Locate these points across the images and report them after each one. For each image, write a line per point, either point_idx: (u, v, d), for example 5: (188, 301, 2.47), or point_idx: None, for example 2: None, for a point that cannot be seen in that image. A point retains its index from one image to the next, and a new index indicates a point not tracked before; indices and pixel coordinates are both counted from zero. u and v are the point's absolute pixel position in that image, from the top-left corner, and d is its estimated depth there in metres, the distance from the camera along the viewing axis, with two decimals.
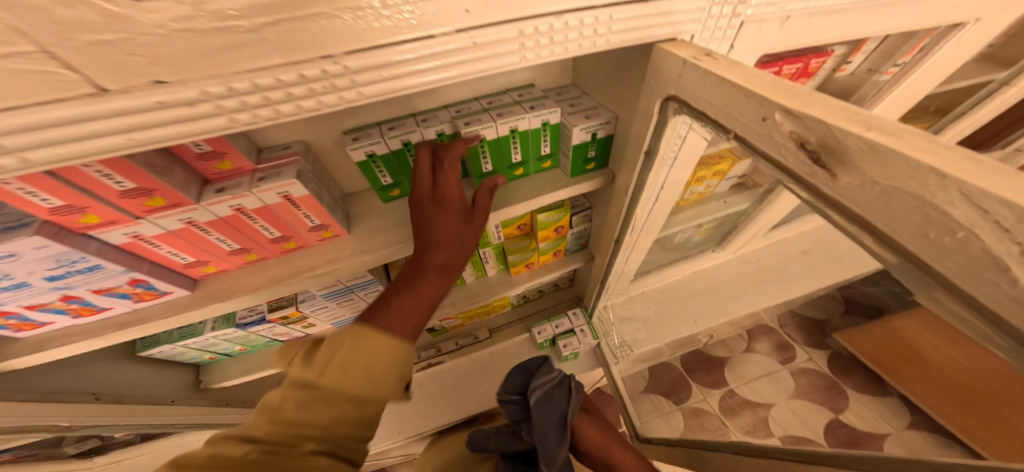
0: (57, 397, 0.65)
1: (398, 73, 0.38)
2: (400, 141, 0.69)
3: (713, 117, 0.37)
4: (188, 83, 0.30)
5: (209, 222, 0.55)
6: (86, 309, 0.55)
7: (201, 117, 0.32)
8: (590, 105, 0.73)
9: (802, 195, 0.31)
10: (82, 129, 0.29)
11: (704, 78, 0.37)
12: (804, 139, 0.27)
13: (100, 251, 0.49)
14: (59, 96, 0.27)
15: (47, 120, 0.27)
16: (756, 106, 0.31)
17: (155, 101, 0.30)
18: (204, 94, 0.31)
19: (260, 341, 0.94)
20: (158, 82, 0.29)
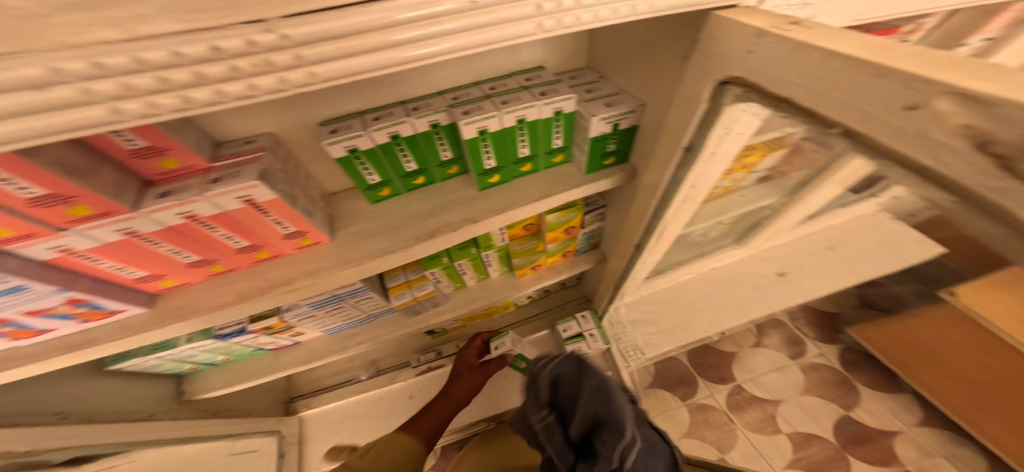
0: (14, 421, 0.58)
1: (366, 48, 0.28)
2: (387, 133, 0.60)
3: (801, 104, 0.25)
4: (26, 57, 0.19)
5: (156, 232, 0.46)
6: (23, 331, 0.47)
7: (64, 106, 0.21)
8: (610, 91, 0.61)
9: (955, 217, 0.21)
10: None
11: (796, 56, 0.24)
12: (988, 137, 0.14)
13: (22, 268, 0.40)
14: None
15: None
16: (888, 91, 0.18)
17: None
18: (60, 74, 0.20)
19: (244, 350, 0.87)
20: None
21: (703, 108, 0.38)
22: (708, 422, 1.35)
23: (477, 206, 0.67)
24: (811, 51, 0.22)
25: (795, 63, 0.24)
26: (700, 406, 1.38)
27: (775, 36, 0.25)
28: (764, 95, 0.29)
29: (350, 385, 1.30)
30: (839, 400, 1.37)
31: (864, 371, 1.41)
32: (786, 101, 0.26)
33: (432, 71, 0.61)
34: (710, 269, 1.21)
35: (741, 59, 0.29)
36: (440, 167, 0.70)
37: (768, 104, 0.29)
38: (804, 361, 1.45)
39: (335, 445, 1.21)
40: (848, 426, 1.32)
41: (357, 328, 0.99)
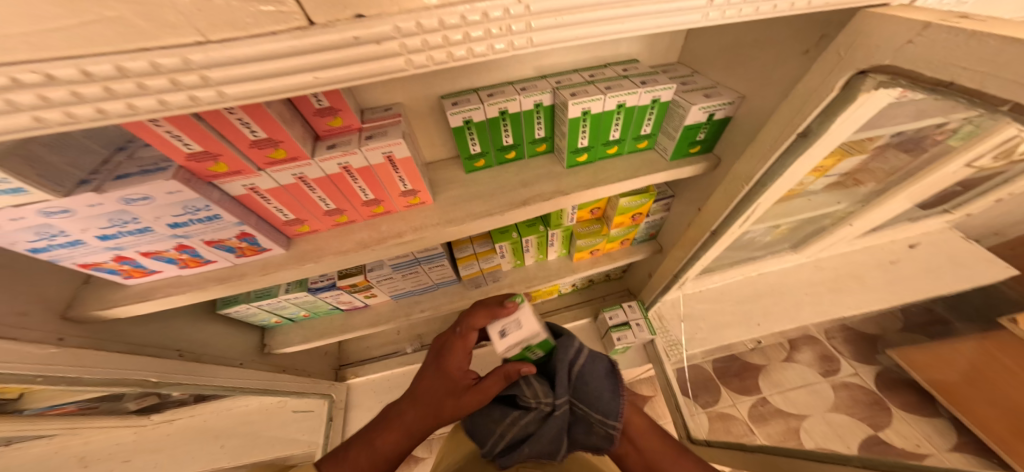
0: (145, 351, 0.61)
1: (572, 21, 0.34)
2: (498, 109, 0.65)
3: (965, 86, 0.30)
4: (385, 18, 0.28)
5: (317, 180, 0.53)
6: (192, 261, 0.54)
7: (381, 57, 0.30)
8: (706, 83, 0.66)
9: None
10: (286, 63, 0.27)
11: (969, 44, 0.29)
12: None
13: (221, 201, 0.47)
14: (273, 28, 0.25)
15: (261, 54, 0.26)
16: None
17: (352, 37, 0.28)
18: (396, 31, 0.29)
19: (324, 308, 0.92)
20: (358, 16, 0.27)
21: (833, 95, 0.42)
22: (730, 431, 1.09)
23: (567, 181, 0.73)
24: (990, 38, 0.27)
25: (963, 50, 0.29)
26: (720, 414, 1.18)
27: (946, 26, 0.30)
28: (916, 80, 0.34)
29: (395, 357, 1.35)
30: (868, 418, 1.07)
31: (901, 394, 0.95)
32: (947, 83, 0.31)
33: (542, 56, 0.68)
34: (758, 273, 1.28)
35: (896, 49, 0.34)
36: (532, 144, 0.76)
37: (918, 89, 0.35)
38: (839, 381, 1.16)
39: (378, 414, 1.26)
40: None
41: (420, 296, 1.05)
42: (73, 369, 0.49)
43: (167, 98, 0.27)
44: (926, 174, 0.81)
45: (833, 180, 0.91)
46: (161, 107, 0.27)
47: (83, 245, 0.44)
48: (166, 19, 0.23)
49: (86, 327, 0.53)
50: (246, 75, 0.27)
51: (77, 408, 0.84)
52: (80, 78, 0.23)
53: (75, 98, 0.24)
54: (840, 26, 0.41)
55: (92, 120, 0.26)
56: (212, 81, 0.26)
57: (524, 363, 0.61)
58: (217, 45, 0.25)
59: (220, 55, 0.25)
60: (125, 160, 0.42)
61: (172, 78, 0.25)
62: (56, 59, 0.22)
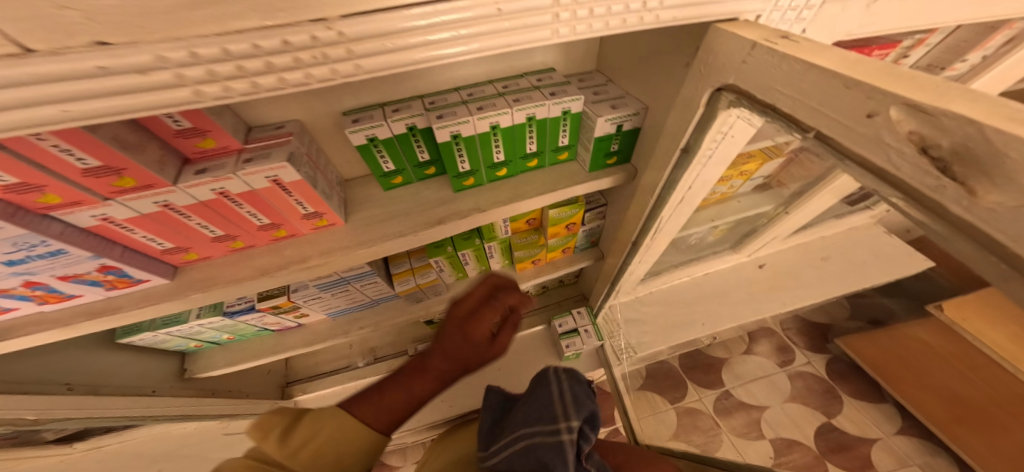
0: (23, 389, 0.57)
1: (406, 44, 0.32)
2: (405, 124, 0.63)
3: (786, 111, 0.29)
4: (139, 46, 0.24)
5: (188, 206, 0.49)
6: (52, 296, 0.49)
7: (156, 89, 0.26)
8: (616, 93, 0.65)
9: (916, 217, 0.23)
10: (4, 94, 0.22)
11: (782, 66, 0.28)
12: (930, 143, 0.19)
13: (64, 233, 0.43)
14: None
15: None
16: (855, 102, 0.23)
17: (93, 66, 0.23)
18: (160, 59, 0.25)
19: (250, 330, 0.88)
20: (100, 41, 0.23)
21: (700, 112, 0.42)
22: None
23: (485, 198, 0.72)
24: (797, 63, 0.27)
25: (780, 73, 0.29)
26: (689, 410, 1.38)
27: (767, 47, 0.29)
28: (753, 101, 0.33)
29: (346, 372, 1.31)
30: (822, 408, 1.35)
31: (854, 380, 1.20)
32: (771, 107, 0.31)
33: (449, 69, 0.66)
34: (704, 274, 1.29)
35: (737, 67, 0.34)
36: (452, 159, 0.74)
37: (757, 112, 0.34)
38: (792, 369, 1.44)
39: None
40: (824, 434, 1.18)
41: (359, 313, 1.01)
42: None
43: None
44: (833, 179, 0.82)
45: (759, 182, 0.92)
46: None
47: None
48: None
49: None
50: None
51: None
52: None
53: None
54: (700, 40, 0.40)
55: None
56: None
57: (525, 302, 0.46)
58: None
59: None
60: None
61: None
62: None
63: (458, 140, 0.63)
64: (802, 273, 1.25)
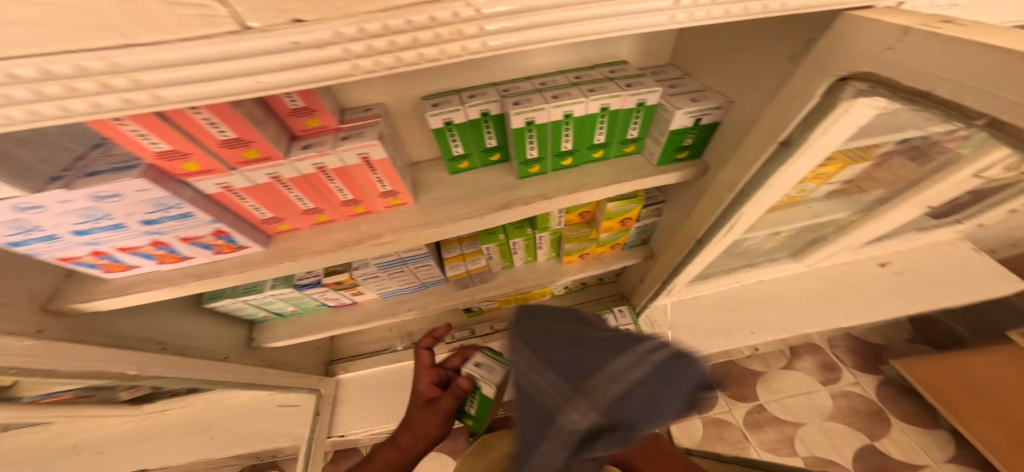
0: (125, 344, 0.62)
1: (530, 23, 0.32)
2: (479, 110, 0.64)
3: (944, 95, 0.27)
4: (325, 23, 0.28)
5: (292, 179, 0.53)
6: (170, 257, 0.54)
7: (329, 61, 0.30)
8: (696, 86, 0.63)
9: None
10: (216, 67, 0.26)
11: (949, 51, 0.26)
12: None
13: (193, 199, 0.47)
14: (206, 31, 0.25)
15: (195, 55, 0.25)
16: None
17: (290, 41, 0.27)
18: (337, 36, 0.29)
19: (312, 304, 0.93)
20: (296, 20, 0.27)
21: (814, 102, 0.40)
22: (721, 437, 1.34)
23: (550, 185, 0.72)
24: (965, 44, 0.25)
25: (936, 57, 0.27)
26: (714, 420, 1.37)
27: (924, 32, 0.28)
28: (892, 88, 0.32)
29: (387, 354, 1.36)
30: (866, 430, 1.32)
31: (900, 404, 1.36)
32: (923, 93, 0.29)
33: (523, 58, 0.66)
34: (757, 282, 1.24)
35: (876, 55, 0.32)
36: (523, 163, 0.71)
37: (897, 99, 0.32)
38: (837, 387, 1.41)
39: (361, 411, 1.27)
40: (869, 455, 1.27)
41: (409, 295, 1.05)
42: (49, 361, 0.49)
43: (105, 101, 0.26)
44: (935, 182, 0.75)
45: (836, 187, 0.87)
46: (99, 109, 0.27)
47: (60, 240, 0.44)
48: (95, 22, 0.23)
49: (66, 319, 0.54)
50: (188, 77, 0.26)
51: (74, 395, 0.87)
52: (34, 97, 0.24)
53: (6, 98, 0.24)
54: (821, 29, 0.39)
55: (60, 118, 0.26)
56: (146, 85, 0.26)
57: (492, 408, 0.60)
58: (142, 46, 0.24)
59: (154, 58, 0.25)
60: (99, 157, 0.42)
61: (103, 80, 0.25)
62: (18, 57, 0.23)
63: (531, 127, 0.64)
64: (867, 287, 1.17)
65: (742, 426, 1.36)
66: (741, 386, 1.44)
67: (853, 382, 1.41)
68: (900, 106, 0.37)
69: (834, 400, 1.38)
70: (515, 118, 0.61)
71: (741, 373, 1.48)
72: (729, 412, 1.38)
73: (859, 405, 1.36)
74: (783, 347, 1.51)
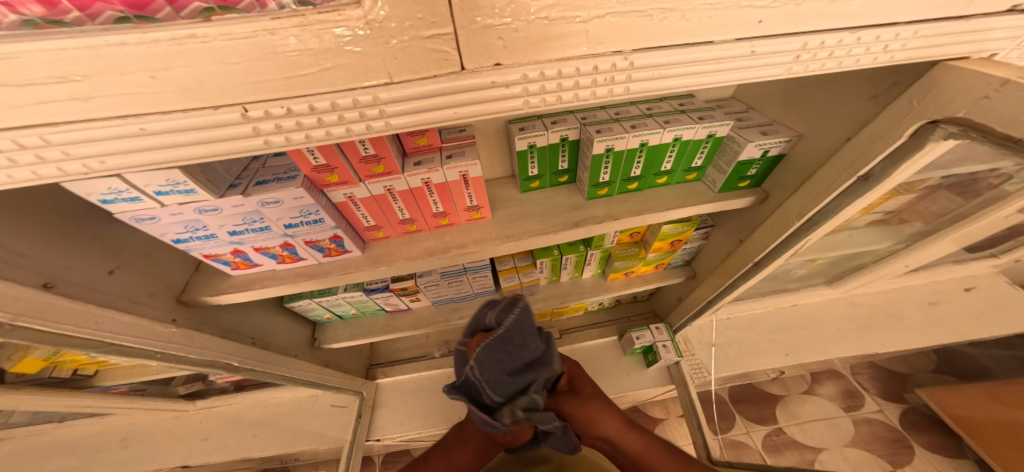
0: (230, 336, 0.67)
1: (670, 73, 0.38)
2: (560, 136, 0.71)
3: None
4: (516, 67, 0.33)
5: (401, 192, 0.59)
6: (289, 257, 0.59)
7: (507, 97, 0.35)
8: (761, 120, 0.69)
9: None
10: (438, 99, 0.32)
11: None
12: None
13: (327, 207, 0.52)
14: (437, 72, 0.31)
15: (425, 92, 0.31)
16: None
17: (490, 81, 0.33)
18: (523, 77, 0.34)
19: (372, 307, 0.97)
20: (497, 64, 0.32)
21: (900, 142, 0.45)
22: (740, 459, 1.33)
23: (617, 207, 0.77)
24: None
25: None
26: (732, 441, 1.36)
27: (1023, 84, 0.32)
28: (986, 133, 0.36)
29: (423, 360, 1.39)
30: (889, 457, 1.30)
31: (926, 434, 1.35)
32: (1015, 141, 0.34)
33: None
34: (791, 305, 1.27)
35: (973, 103, 0.37)
36: (594, 187, 0.76)
37: (988, 143, 0.37)
38: (858, 414, 1.40)
39: (402, 415, 1.27)
40: None
41: (459, 304, 1.09)
42: (184, 348, 0.55)
43: (354, 126, 0.32)
44: (978, 217, 0.80)
45: (879, 218, 0.92)
46: (347, 134, 0.32)
47: (214, 238, 0.49)
48: (370, 66, 0.28)
49: (193, 310, 0.59)
50: (416, 108, 0.32)
51: (128, 389, 0.96)
52: (307, 111, 0.29)
53: (297, 126, 0.30)
54: (916, 77, 0.43)
55: (302, 144, 0.32)
56: (386, 113, 0.32)
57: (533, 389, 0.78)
58: (398, 84, 0.30)
59: (399, 93, 0.30)
60: (260, 168, 0.48)
61: (362, 111, 0.31)
62: (319, 94, 0.28)
63: (609, 153, 0.69)
64: (906, 317, 1.19)
65: (760, 448, 1.36)
66: (761, 409, 1.46)
67: (877, 410, 1.40)
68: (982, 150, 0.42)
69: (858, 426, 1.37)
70: (597, 144, 0.67)
71: (762, 395, 1.50)
72: (747, 434, 1.39)
73: (884, 433, 1.36)
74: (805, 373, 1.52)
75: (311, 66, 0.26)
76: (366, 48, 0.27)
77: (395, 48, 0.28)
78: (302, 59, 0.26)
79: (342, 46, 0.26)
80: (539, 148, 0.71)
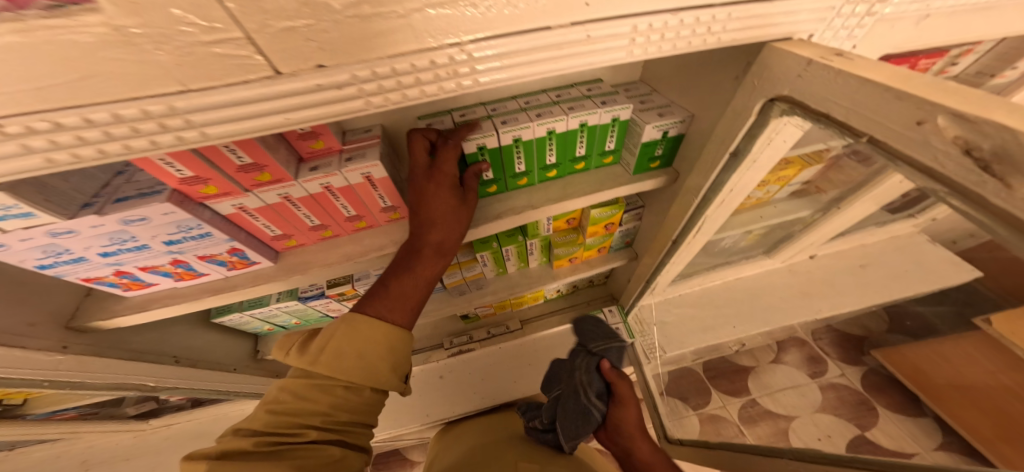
0: (142, 357, 0.67)
1: (515, 62, 0.39)
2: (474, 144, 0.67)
3: (842, 119, 0.35)
4: (342, 67, 0.33)
5: (301, 199, 0.57)
6: (186, 274, 0.58)
7: (343, 99, 0.35)
8: (661, 102, 0.72)
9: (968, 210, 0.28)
10: (258, 106, 0.32)
11: (838, 79, 0.34)
12: (973, 146, 0.24)
13: (212, 220, 0.51)
14: (244, 78, 0.30)
15: (233, 98, 0.31)
16: (906, 112, 0.29)
17: (315, 84, 0.33)
18: (353, 77, 0.34)
19: (314, 315, 0.96)
20: (319, 66, 0.32)
21: (752, 119, 0.49)
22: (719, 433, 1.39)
23: (538, 196, 0.79)
24: (850, 78, 0.33)
25: (837, 86, 0.35)
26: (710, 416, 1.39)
27: (822, 64, 0.36)
28: (807, 111, 0.40)
29: None
30: None
31: None
32: (827, 115, 0.37)
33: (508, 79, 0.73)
34: (735, 278, 1.32)
35: (792, 81, 0.40)
36: (513, 178, 0.77)
37: (808, 120, 0.41)
38: (824, 380, 1.21)
39: None
40: None
41: None
42: (78, 374, 0.55)
43: (158, 139, 0.32)
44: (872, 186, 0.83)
45: (797, 188, 0.98)
46: (152, 146, 0.32)
47: (86, 261, 0.48)
48: (152, 74, 0.28)
49: (89, 336, 0.58)
50: (231, 115, 0.32)
51: (78, 414, 1.02)
52: (82, 124, 0.29)
53: (79, 140, 0.30)
54: (752, 57, 0.46)
55: (96, 160, 0.32)
56: (194, 123, 0.32)
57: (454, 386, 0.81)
58: (198, 92, 0.30)
59: (202, 100, 0.30)
60: (123, 184, 0.47)
61: (161, 121, 0.31)
62: (92, 105, 0.28)
63: (518, 144, 0.70)
64: (837, 281, 1.28)
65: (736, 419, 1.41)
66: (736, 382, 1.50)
67: None
68: (815, 127, 0.47)
69: None
70: (503, 136, 0.67)
71: (733, 368, 1.56)
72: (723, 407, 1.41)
73: None
74: (771, 341, 1.51)
75: (68, 75, 0.26)
76: (135, 57, 0.26)
77: (171, 56, 0.27)
78: (54, 68, 0.25)
79: (96, 52, 0.25)
80: None
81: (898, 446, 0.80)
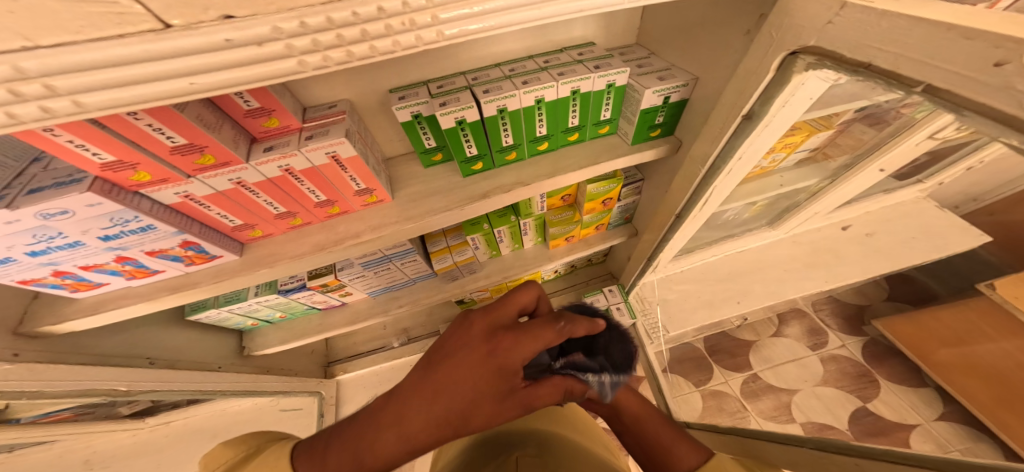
0: (111, 361, 0.63)
1: (486, 11, 0.31)
2: (453, 118, 0.60)
3: (889, 67, 0.29)
4: (260, 18, 0.24)
5: (257, 183, 0.50)
6: (139, 271, 0.53)
7: (268, 60, 0.26)
8: (661, 66, 0.65)
9: None
10: (146, 69, 0.23)
11: (881, 23, 0.28)
12: None
13: (152, 211, 0.45)
14: (119, 32, 0.22)
15: (101, 60, 0.22)
16: (972, 51, 0.22)
17: (222, 39, 0.24)
18: (277, 31, 0.25)
19: (298, 308, 0.93)
20: (226, 15, 0.23)
21: (769, 77, 0.42)
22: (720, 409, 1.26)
23: (527, 172, 0.72)
24: (900, 18, 0.26)
25: (875, 30, 0.29)
26: (712, 392, 1.33)
27: (859, 5, 0.29)
28: (841, 62, 0.34)
29: (382, 353, 1.35)
30: None
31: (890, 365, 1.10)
32: (865, 66, 0.31)
33: (493, 43, 0.64)
34: (738, 251, 1.26)
35: (820, 29, 0.34)
36: (500, 153, 0.70)
37: (842, 71, 0.34)
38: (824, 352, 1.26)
39: None
40: None
41: (397, 291, 1.05)
42: (31, 383, 0.50)
43: (14, 111, 0.23)
44: (890, 148, 0.79)
45: (803, 155, 0.91)
46: (10, 121, 0.23)
47: (14, 263, 0.43)
48: None
49: (43, 342, 0.54)
50: (110, 97, 0.24)
51: None
52: None
53: None
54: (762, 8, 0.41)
55: None
56: (62, 90, 0.23)
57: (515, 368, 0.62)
58: (54, 51, 0.21)
59: (59, 63, 0.21)
60: (40, 172, 0.41)
61: (11, 89, 0.21)
62: None
63: (504, 114, 0.62)
64: (843, 250, 1.20)
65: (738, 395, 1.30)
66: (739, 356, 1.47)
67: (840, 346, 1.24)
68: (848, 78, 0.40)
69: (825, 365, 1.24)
70: (486, 107, 0.60)
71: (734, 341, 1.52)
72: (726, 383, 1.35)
73: None
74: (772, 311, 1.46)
75: None
76: None
77: None
78: None
79: None
80: (426, 118, 0.62)
81: (905, 419, 0.94)
